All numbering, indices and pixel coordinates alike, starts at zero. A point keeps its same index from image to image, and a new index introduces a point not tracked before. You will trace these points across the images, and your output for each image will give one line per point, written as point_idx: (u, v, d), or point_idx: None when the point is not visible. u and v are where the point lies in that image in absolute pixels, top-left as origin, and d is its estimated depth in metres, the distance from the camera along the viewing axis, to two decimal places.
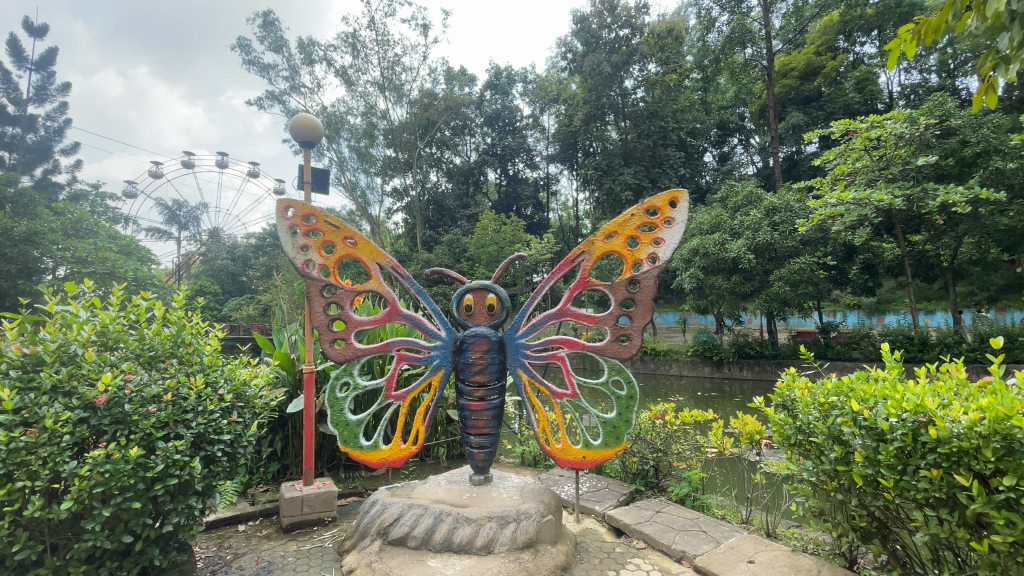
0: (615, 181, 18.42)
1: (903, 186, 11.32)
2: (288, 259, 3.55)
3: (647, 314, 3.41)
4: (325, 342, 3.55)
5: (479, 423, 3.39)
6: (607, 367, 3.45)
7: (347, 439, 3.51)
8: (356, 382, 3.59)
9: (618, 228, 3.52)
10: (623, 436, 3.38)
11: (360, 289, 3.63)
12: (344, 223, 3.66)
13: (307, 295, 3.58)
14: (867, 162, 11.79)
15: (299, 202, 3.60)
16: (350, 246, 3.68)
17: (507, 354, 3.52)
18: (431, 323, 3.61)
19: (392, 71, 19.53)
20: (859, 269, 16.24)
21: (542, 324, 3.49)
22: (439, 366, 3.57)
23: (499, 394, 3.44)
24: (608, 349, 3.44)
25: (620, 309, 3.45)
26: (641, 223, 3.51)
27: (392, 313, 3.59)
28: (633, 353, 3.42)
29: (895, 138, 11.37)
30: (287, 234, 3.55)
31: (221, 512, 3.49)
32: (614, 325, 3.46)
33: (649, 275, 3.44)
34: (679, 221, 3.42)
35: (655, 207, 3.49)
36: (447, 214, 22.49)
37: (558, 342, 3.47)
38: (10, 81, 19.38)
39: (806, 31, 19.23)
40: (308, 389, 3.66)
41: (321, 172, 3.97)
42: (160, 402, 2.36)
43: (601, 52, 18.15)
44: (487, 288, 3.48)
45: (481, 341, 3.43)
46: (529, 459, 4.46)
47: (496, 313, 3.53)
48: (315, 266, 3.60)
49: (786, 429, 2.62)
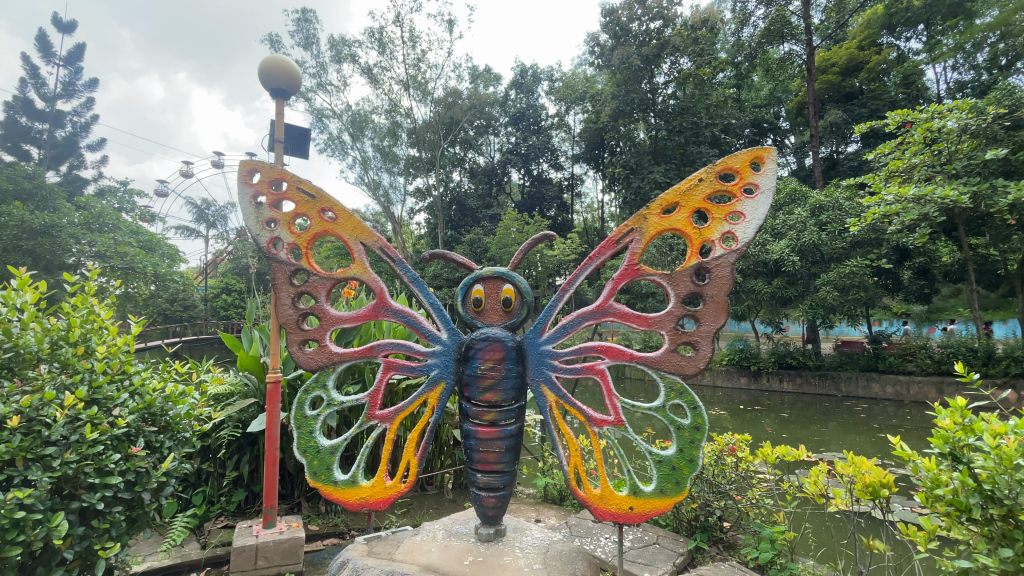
0: (644, 180, 17.39)
1: (968, 182, 10.08)
2: (249, 235, 2.78)
3: (721, 315, 2.49)
4: (292, 343, 2.71)
5: (488, 457, 2.51)
6: (664, 387, 2.51)
7: (316, 471, 2.66)
8: (331, 398, 2.70)
9: (681, 198, 2.60)
10: (686, 482, 2.45)
11: (340, 274, 2.77)
12: (321, 190, 2.84)
13: (272, 281, 2.76)
14: (926, 156, 10.55)
15: (269, 168, 2.86)
16: (328, 220, 2.84)
17: (528, 365, 2.64)
18: (430, 323, 2.74)
19: (416, 68, 18.90)
20: (913, 275, 14.86)
21: (576, 324, 2.59)
22: (439, 378, 2.68)
23: (517, 418, 2.56)
24: (666, 361, 2.52)
25: (682, 307, 2.52)
26: (711, 193, 2.60)
27: (378, 306, 2.72)
28: (700, 368, 2.49)
29: (959, 131, 10.12)
30: (249, 204, 2.80)
31: (156, 560, 2.74)
32: (673, 329, 2.52)
33: (723, 262, 2.53)
34: (764, 189, 2.55)
35: (730, 170, 2.63)
36: (469, 214, 21.66)
37: (597, 350, 2.58)
38: (41, 76, 19.53)
39: (848, 26, 17.84)
40: (272, 404, 2.84)
41: (299, 129, 3.16)
42: (3, 431, 1.62)
43: (630, 45, 17.06)
44: (502, 277, 2.63)
45: (493, 347, 2.56)
46: (553, 495, 3.59)
47: (514, 309, 2.66)
48: (283, 246, 2.79)
49: (964, 494, 1.72)
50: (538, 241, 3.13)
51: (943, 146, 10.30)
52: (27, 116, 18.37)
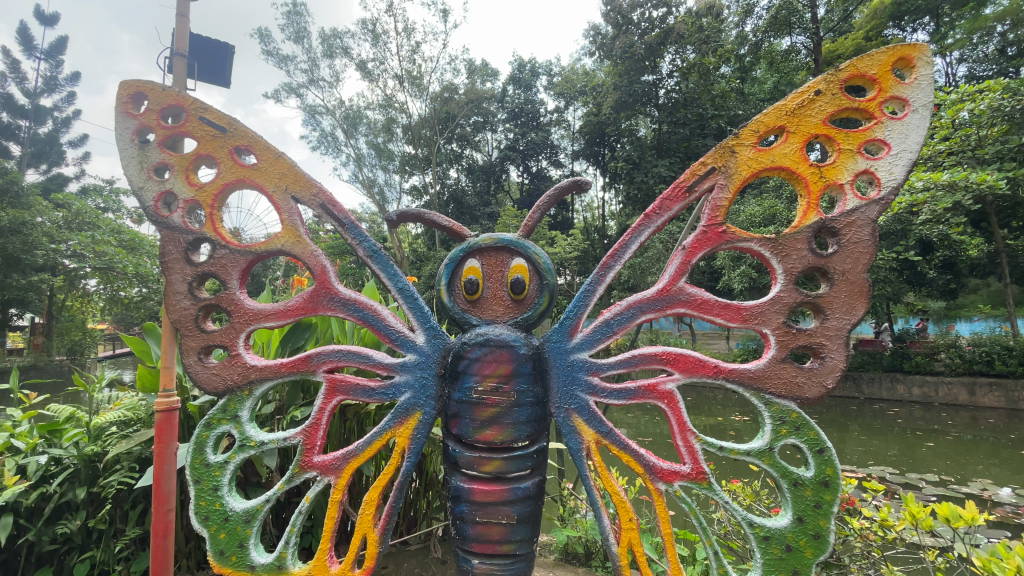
0: (648, 175, 16.46)
1: (1005, 168, 8.79)
2: (129, 188, 1.86)
3: (858, 304, 1.56)
4: (188, 353, 1.77)
5: (489, 532, 1.56)
6: (770, 417, 1.57)
7: (220, 551, 1.69)
8: (245, 437, 1.73)
9: (789, 121, 1.67)
10: (810, 571, 1.51)
11: (259, 245, 1.80)
12: (233, 122, 1.89)
13: (160, 257, 1.81)
14: (953, 141, 9.20)
15: (160, 92, 1.93)
16: (243, 164, 1.87)
17: (551, 383, 1.69)
18: (400, 320, 1.79)
19: (412, 63, 17.88)
20: (938, 270, 13.80)
21: (625, 321, 1.67)
22: (411, 407, 1.70)
23: (534, 470, 1.62)
24: (772, 379, 1.58)
25: (796, 292, 1.58)
26: (835, 112, 1.67)
27: (318, 296, 1.76)
28: (825, 390, 1.55)
29: (990, 113, 8.76)
30: (128, 143, 1.88)
31: None
32: (782, 326, 1.58)
33: (859, 218, 1.60)
34: (918, 105, 1.64)
35: (860, 80, 1.71)
36: (467, 212, 20.65)
37: (659, 360, 1.64)
38: (19, 69, 18.56)
39: (856, 16, 16.83)
40: (162, 444, 1.88)
41: (216, 43, 2.24)
42: None
43: (632, 34, 15.99)
44: (508, 247, 1.71)
45: (497, 352, 1.63)
46: (576, 552, 2.59)
47: (527, 296, 1.72)
48: (179, 206, 1.85)
49: None
50: (566, 190, 2.08)
51: (971, 131, 8.95)
52: (7, 111, 17.45)
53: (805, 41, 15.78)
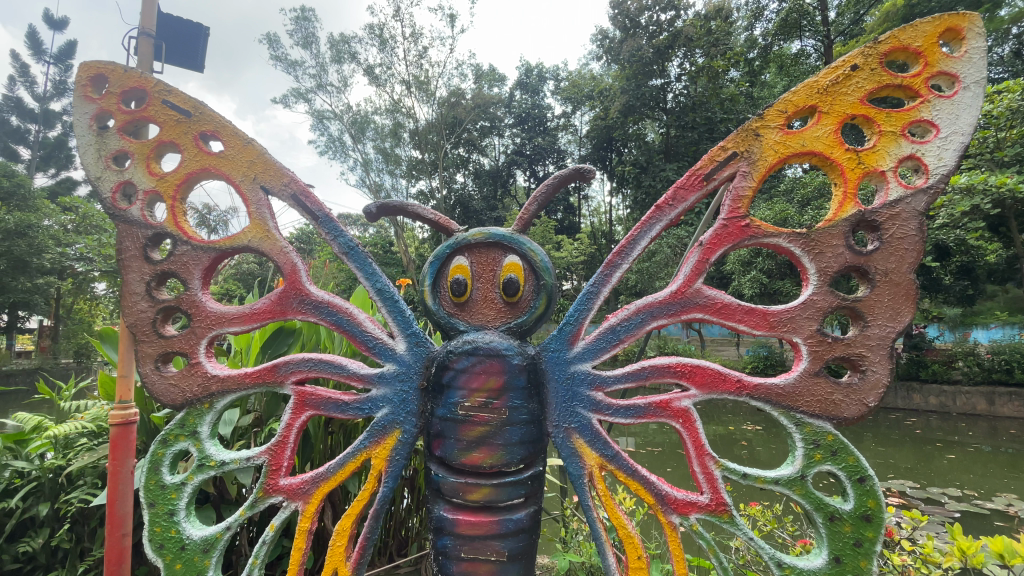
0: (656, 179, 16.20)
1: None
2: (85, 179, 1.69)
3: (904, 310, 1.34)
4: (144, 361, 1.58)
5: (475, 571, 1.36)
6: (802, 442, 1.36)
7: None
8: (204, 456, 1.54)
9: (821, 100, 1.46)
10: None
11: (224, 241, 1.62)
12: (200, 106, 1.71)
13: (116, 253, 1.63)
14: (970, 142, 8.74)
15: (121, 73, 1.75)
16: (210, 151, 1.68)
17: (548, 398, 1.48)
18: (379, 326, 1.59)
19: (419, 67, 17.81)
20: (956, 276, 13.38)
21: (632, 327, 1.46)
22: (390, 424, 1.50)
23: (528, 499, 1.42)
24: (804, 395, 1.36)
25: (832, 295, 1.36)
26: (873, 91, 1.46)
27: (289, 298, 1.57)
28: (866, 410, 1.33)
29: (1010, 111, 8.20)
30: (84, 129, 1.71)
31: None
32: (815, 334, 1.37)
33: (903, 210, 1.39)
34: (971, 81, 1.42)
35: (901, 54, 1.49)
36: (473, 216, 20.46)
37: (672, 373, 1.44)
38: (31, 74, 18.71)
39: None
40: (116, 461, 1.70)
41: (186, 23, 2.07)
42: None
43: (640, 37, 15.80)
44: (499, 242, 1.52)
45: (486, 363, 1.44)
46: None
47: (522, 299, 1.52)
48: (138, 199, 1.68)
49: None
50: (568, 180, 1.86)
51: (990, 132, 8.50)
52: (18, 116, 17.58)
53: (816, 45, 15.50)
